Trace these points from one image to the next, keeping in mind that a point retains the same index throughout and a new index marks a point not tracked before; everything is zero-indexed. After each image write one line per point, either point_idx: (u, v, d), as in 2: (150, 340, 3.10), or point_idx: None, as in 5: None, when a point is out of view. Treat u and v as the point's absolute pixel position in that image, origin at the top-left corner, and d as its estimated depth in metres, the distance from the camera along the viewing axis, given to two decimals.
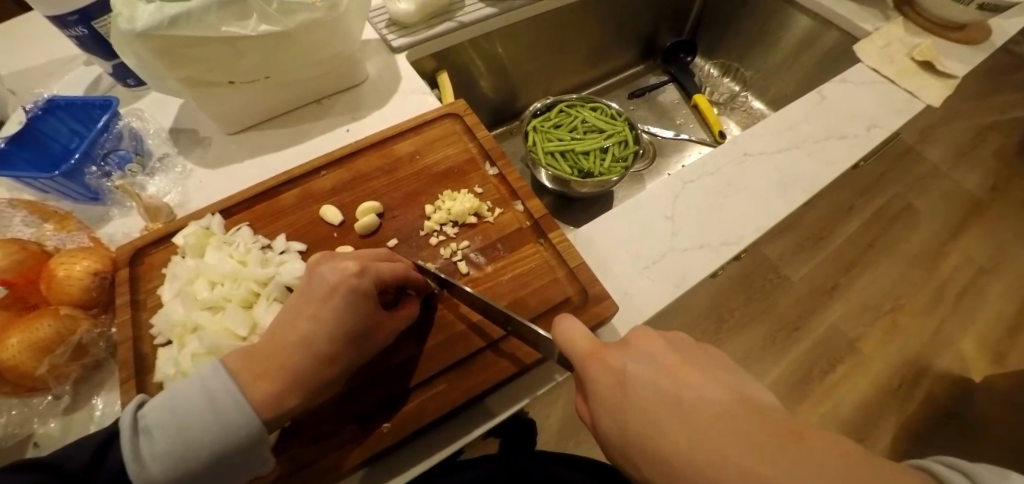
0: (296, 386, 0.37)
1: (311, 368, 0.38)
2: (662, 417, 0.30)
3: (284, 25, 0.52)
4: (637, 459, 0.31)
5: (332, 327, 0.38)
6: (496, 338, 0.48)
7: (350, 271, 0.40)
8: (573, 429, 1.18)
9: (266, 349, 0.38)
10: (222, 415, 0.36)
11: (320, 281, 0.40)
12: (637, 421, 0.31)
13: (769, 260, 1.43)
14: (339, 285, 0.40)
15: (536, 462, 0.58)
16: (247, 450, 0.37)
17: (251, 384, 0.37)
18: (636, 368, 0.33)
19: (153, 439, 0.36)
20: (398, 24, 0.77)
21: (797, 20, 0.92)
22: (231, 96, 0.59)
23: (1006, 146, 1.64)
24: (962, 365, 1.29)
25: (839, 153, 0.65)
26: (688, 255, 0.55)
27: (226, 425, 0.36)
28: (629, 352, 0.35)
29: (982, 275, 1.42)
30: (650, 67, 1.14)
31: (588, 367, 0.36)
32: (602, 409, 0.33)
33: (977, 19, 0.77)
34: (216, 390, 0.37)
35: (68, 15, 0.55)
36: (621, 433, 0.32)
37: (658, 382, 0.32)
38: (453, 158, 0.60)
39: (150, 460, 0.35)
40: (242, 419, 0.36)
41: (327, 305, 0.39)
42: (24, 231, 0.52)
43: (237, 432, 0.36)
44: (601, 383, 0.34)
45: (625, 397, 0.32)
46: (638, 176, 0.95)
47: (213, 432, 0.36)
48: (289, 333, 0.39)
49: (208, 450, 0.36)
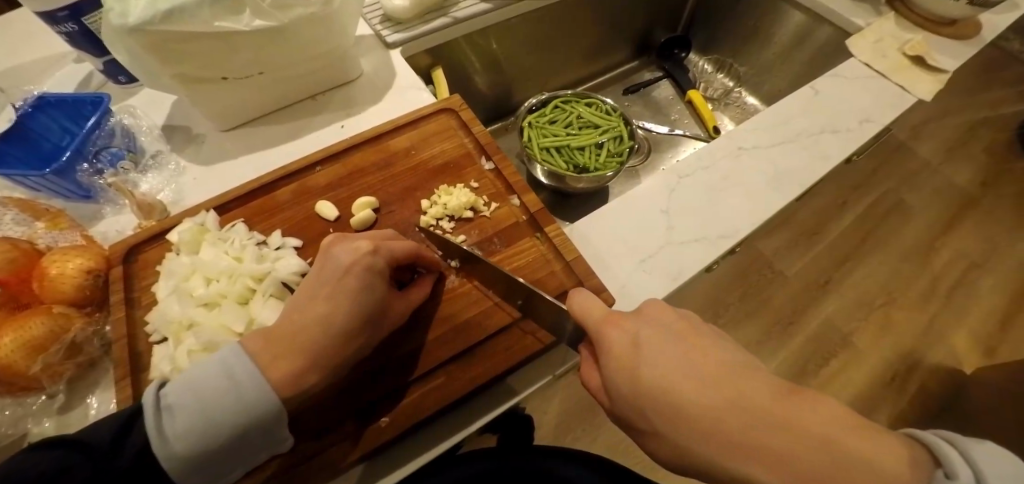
0: (310, 366, 0.37)
1: (326, 345, 0.38)
2: (680, 381, 0.31)
3: (278, 20, 0.52)
4: (647, 417, 0.32)
5: (348, 306, 0.39)
6: (513, 318, 0.49)
7: (363, 250, 0.41)
8: (571, 425, 1.19)
9: (281, 334, 0.38)
10: (243, 394, 0.36)
11: (334, 263, 0.41)
12: (653, 383, 0.32)
13: (764, 255, 1.44)
14: (354, 266, 0.40)
15: (529, 457, 0.58)
16: (266, 429, 0.37)
17: (271, 363, 0.37)
18: (652, 333, 0.34)
19: (175, 417, 0.35)
20: (393, 20, 0.77)
21: (791, 16, 0.92)
22: (225, 92, 0.59)
23: (996, 142, 1.66)
24: (955, 358, 1.30)
25: (833, 146, 0.66)
26: (686, 247, 0.56)
27: (248, 403, 0.36)
28: (644, 319, 0.35)
29: (973, 269, 1.43)
30: (645, 63, 1.14)
31: (603, 331, 0.36)
32: (615, 371, 0.34)
33: (967, 14, 0.78)
34: (236, 368, 0.37)
35: (58, 11, 0.55)
36: (632, 393, 0.33)
37: (671, 346, 0.33)
38: (449, 153, 0.60)
39: (173, 436, 0.35)
40: (262, 399, 0.36)
41: (339, 288, 0.39)
42: (15, 230, 0.52)
43: (258, 413, 0.36)
44: (615, 346, 0.35)
45: (641, 358, 0.33)
46: (633, 171, 0.95)
47: (235, 410, 0.35)
48: (292, 326, 0.38)
49: (231, 427, 0.35)
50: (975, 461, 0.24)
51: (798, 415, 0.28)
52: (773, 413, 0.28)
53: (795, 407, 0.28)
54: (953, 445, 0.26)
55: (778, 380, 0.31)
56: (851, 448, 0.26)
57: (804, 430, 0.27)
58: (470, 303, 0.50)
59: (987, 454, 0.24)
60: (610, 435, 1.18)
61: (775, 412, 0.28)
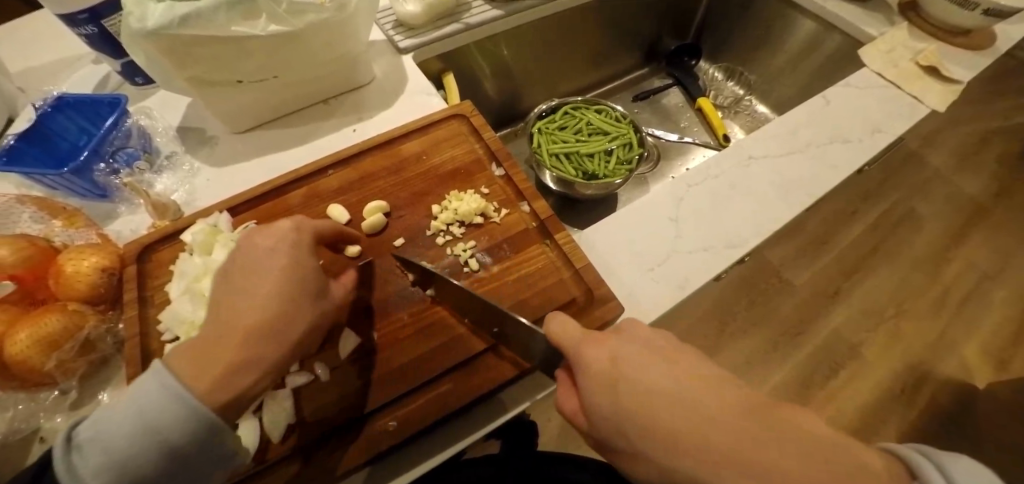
0: (248, 359, 0.37)
1: (263, 331, 0.38)
2: (663, 399, 0.31)
3: (293, 26, 0.53)
4: (632, 438, 0.31)
5: (280, 282, 0.40)
6: None
7: (285, 231, 0.42)
8: (575, 431, 1.19)
9: (218, 336, 0.38)
10: (155, 420, 0.34)
11: (257, 248, 0.41)
12: (635, 404, 0.31)
13: (772, 264, 1.43)
14: (278, 245, 0.41)
15: (541, 466, 0.58)
16: (197, 446, 0.35)
17: (201, 371, 0.36)
18: (633, 351, 0.34)
19: (87, 454, 0.34)
20: (405, 26, 0.77)
21: (802, 24, 0.92)
22: (239, 95, 0.60)
23: (1010, 152, 1.63)
24: (966, 371, 1.28)
25: (841, 158, 0.65)
26: (692, 257, 0.56)
27: (162, 427, 0.34)
28: (625, 338, 0.35)
29: (986, 280, 1.41)
30: (654, 70, 1.14)
31: (582, 351, 0.35)
32: (598, 391, 0.33)
33: (982, 24, 0.77)
34: (146, 395, 0.35)
35: (78, 14, 0.56)
36: (616, 410, 0.32)
37: (651, 364, 0.33)
38: (459, 159, 0.61)
39: (88, 475, 0.33)
40: (179, 418, 0.34)
41: (266, 269, 0.40)
42: (32, 227, 0.53)
43: (180, 432, 0.35)
44: (595, 365, 0.34)
45: (622, 376, 0.33)
46: (641, 178, 0.95)
47: (148, 438, 0.34)
48: (235, 315, 0.38)
49: (151, 450, 0.34)
50: (946, 471, 0.25)
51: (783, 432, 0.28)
52: (762, 427, 0.28)
53: (782, 420, 0.29)
54: (928, 458, 0.27)
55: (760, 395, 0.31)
56: (843, 461, 0.27)
57: (801, 447, 0.27)
58: None
59: (963, 467, 0.25)
60: None
61: (760, 428, 0.28)
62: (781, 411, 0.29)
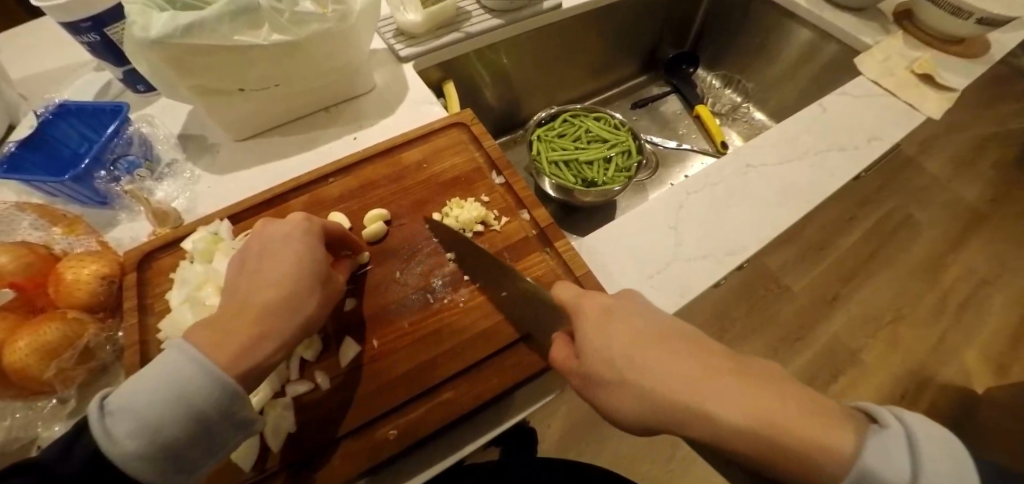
0: (266, 333, 0.39)
1: (281, 307, 0.40)
2: (646, 340, 0.34)
3: (295, 35, 0.53)
4: (615, 373, 0.33)
5: (297, 264, 0.42)
6: (515, 338, 0.49)
7: (298, 220, 0.45)
8: (576, 438, 1.18)
9: (237, 310, 0.40)
10: (196, 382, 0.35)
11: (273, 235, 0.44)
12: (621, 344, 0.34)
13: (771, 270, 1.44)
14: (292, 232, 0.44)
15: (542, 474, 0.58)
16: (231, 409, 0.37)
17: (217, 342, 0.37)
18: (624, 305, 0.37)
19: (121, 418, 0.34)
20: (405, 34, 0.78)
21: (798, 33, 0.93)
22: (241, 103, 0.60)
23: (1006, 158, 1.64)
24: (966, 376, 1.28)
25: (839, 166, 0.66)
26: (692, 264, 0.56)
27: (202, 388, 0.35)
28: (617, 295, 0.38)
29: (983, 286, 1.42)
30: (653, 78, 1.15)
31: (580, 301, 0.39)
32: (590, 336, 0.36)
33: (976, 32, 0.78)
34: (185, 360, 0.36)
35: (81, 22, 0.56)
36: (605, 350, 0.34)
37: (639, 315, 0.36)
38: (460, 167, 0.61)
39: (124, 436, 0.33)
40: (218, 380, 0.36)
41: (283, 254, 0.43)
42: (32, 234, 0.53)
43: (217, 394, 0.36)
44: (589, 313, 0.37)
45: (615, 321, 0.36)
46: (640, 185, 0.96)
47: (188, 397, 0.35)
48: (254, 293, 0.40)
49: (185, 414, 0.35)
50: (903, 418, 0.27)
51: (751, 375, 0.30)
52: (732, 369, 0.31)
53: (753, 366, 0.31)
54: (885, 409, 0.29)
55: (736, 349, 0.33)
56: (807, 403, 0.28)
57: (768, 386, 0.29)
58: (483, 317, 0.51)
59: (917, 414, 0.27)
60: (615, 449, 1.17)
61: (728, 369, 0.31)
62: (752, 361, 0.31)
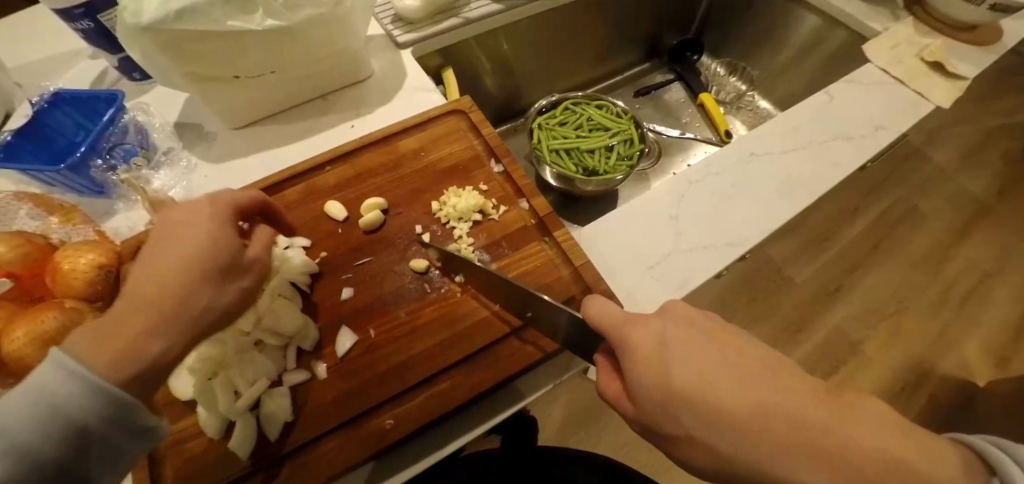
0: (160, 321, 0.34)
1: (180, 293, 0.35)
2: (718, 380, 0.29)
3: (289, 20, 0.52)
4: (682, 419, 0.30)
5: (196, 250, 0.37)
6: (514, 327, 0.49)
7: (201, 202, 0.40)
8: (574, 427, 1.19)
9: (122, 309, 0.35)
10: (70, 400, 0.30)
11: (172, 224, 0.39)
12: (686, 385, 0.30)
13: (773, 260, 1.43)
14: (195, 215, 0.39)
15: (539, 463, 0.58)
16: (122, 421, 0.32)
17: (104, 345, 0.32)
18: (680, 332, 0.32)
19: None
20: (404, 20, 0.77)
21: (805, 19, 0.91)
22: (235, 91, 0.59)
23: (1013, 149, 1.62)
24: (966, 369, 1.28)
25: (845, 155, 0.65)
26: (692, 255, 0.55)
27: (78, 408, 0.30)
28: (667, 318, 0.34)
29: (988, 278, 1.41)
30: (656, 66, 1.13)
31: (623, 330, 0.34)
32: (645, 373, 0.32)
33: (987, 19, 0.76)
34: (52, 376, 0.30)
35: (73, 8, 0.55)
36: (664, 394, 0.30)
37: (701, 343, 0.32)
38: (457, 155, 0.60)
39: None
40: (97, 393, 0.30)
41: (183, 239, 0.38)
42: (29, 223, 0.53)
43: (102, 409, 0.31)
44: (639, 347, 0.33)
45: (672, 356, 0.31)
46: (642, 174, 0.95)
47: (58, 422, 0.30)
48: (145, 288, 0.35)
49: (66, 432, 0.30)
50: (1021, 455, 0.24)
51: (848, 417, 0.27)
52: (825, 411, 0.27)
53: (846, 405, 0.27)
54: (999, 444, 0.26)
55: (821, 381, 0.29)
56: (918, 450, 0.26)
57: (868, 433, 0.26)
58: (480, 306, 0.50)
59: None
60: (614, 439, 1.17)
61: (821, 411, 0.27)
62: (842, 395, 0.28)
